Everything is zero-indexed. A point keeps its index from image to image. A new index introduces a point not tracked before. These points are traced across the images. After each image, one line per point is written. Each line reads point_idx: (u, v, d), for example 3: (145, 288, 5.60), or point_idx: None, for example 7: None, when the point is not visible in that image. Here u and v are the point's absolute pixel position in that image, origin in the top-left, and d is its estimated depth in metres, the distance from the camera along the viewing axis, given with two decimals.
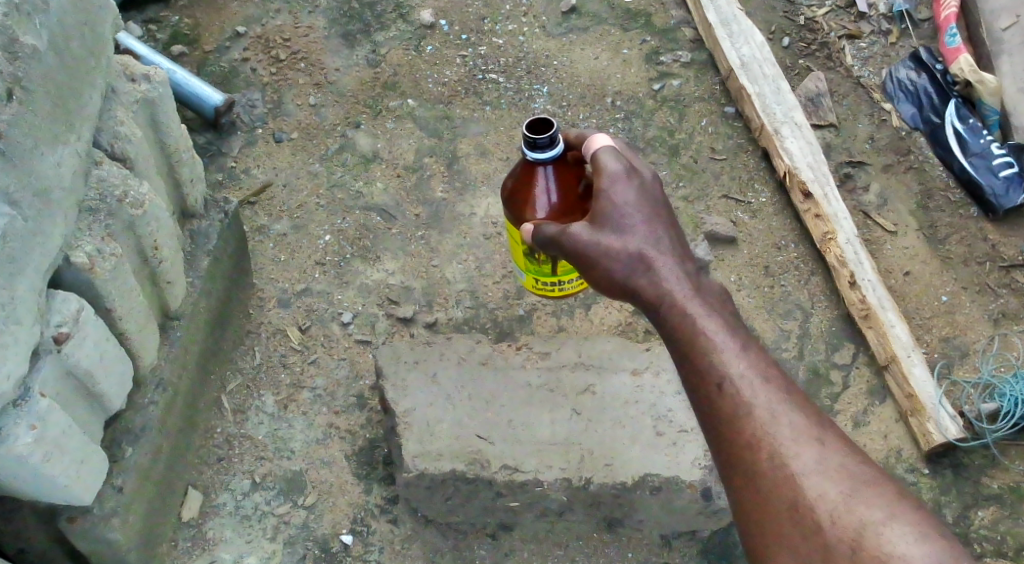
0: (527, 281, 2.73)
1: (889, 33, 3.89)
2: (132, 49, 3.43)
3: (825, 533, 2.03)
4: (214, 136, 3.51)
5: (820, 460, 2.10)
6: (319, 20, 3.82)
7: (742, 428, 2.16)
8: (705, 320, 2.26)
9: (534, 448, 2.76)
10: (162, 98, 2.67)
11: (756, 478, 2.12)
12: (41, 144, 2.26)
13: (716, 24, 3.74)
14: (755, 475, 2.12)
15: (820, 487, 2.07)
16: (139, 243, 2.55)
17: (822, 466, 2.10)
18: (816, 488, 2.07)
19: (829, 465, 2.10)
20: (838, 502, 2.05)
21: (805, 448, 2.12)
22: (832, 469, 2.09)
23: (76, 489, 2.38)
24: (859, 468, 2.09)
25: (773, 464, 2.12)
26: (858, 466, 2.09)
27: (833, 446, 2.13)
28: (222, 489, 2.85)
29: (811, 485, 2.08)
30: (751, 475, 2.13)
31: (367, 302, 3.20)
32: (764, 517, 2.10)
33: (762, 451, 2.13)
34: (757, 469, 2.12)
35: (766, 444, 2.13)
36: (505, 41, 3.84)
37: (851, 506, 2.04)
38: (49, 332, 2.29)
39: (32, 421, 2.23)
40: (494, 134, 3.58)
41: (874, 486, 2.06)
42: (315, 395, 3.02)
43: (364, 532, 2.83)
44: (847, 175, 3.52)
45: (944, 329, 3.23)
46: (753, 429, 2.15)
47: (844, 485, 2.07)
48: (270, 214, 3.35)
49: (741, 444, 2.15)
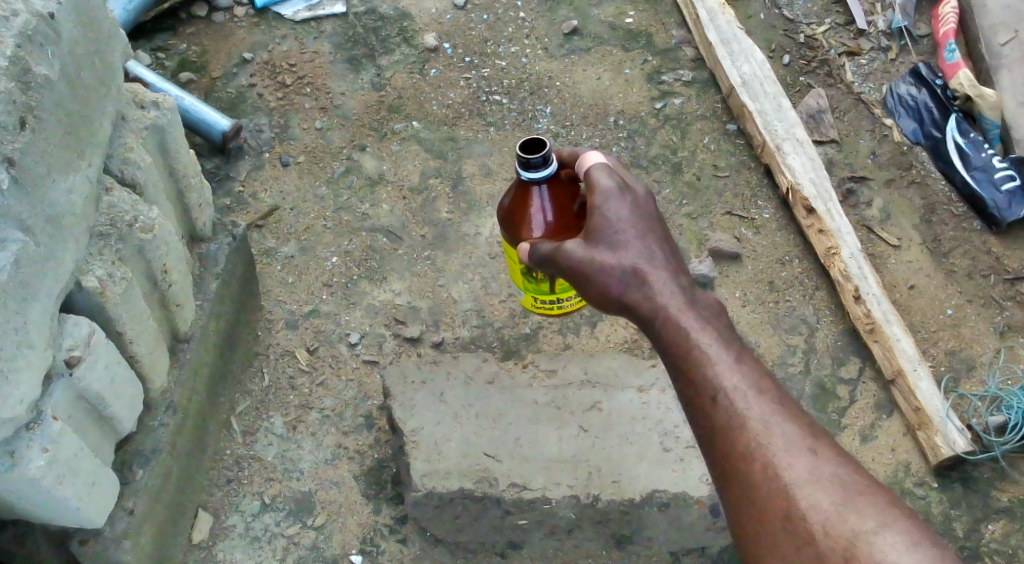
0: (529, 301, 2.74)
1: (888, 50, 3.92)
2: (141, 76, 3.48)
3: (818, 543, 2.04)
4: (221, 160, 3.54)
5: (812, 470, 2.12)
6: (324, 45, 3.87)
7: (736, 439, 2.17)
8: (699, 333, 2.27)
9: (542, 465, 2.77)
10: (171, 125, 2.70)
11: (750, 491, 2.14)
12: (53, 171, 2.29)
13: (716, 43, 3.78)
14: (749, 487, 2.14)
15: (813, 497, 2.09)
16: (148, 267, 2.57)
17: (814, 477, 2.11)
18: (809, 497, 2.09)
19: (821, 475, 2.11)
20: (831, 511, 2.06)
21: (798, 458, 2.13)
22: (824, 479, 2.10)
23: (87, 511, 2.40)
24: (851, 477, 2.10)
25: (766, 476, 2.13)
26: (850, 477, 2.11)
27: (825, 456, 2.14)
28: (232, 511, 2.87)
29: (804, 495, 2.09)
30: (746, 487, 2.14)
31: (374, 323, 3.22)
32: (758, 527, 2.11)
33: (756, 462, 2.15)
34: (751, 481, 2.14)
35: (759, 455, 2.15)
36: (507, 63, 3.87)
37: (844, 516, 2.05)
38: (61, 356, 2.31)
39: (44, 443, 2.25)
40: (499, 155, 3.61)
41: (865, 495, 2.08)
42: (324, 416, 3.04)
43: (373, 553, 2.84)
44: (850, 191, 3.54)
45: (950, 342, 3.24)
46: (747, 441, 2.16)
47: (836, 495, 2.08)
48: (278, 237, 3.38)
49: (734, 456, 2.17)
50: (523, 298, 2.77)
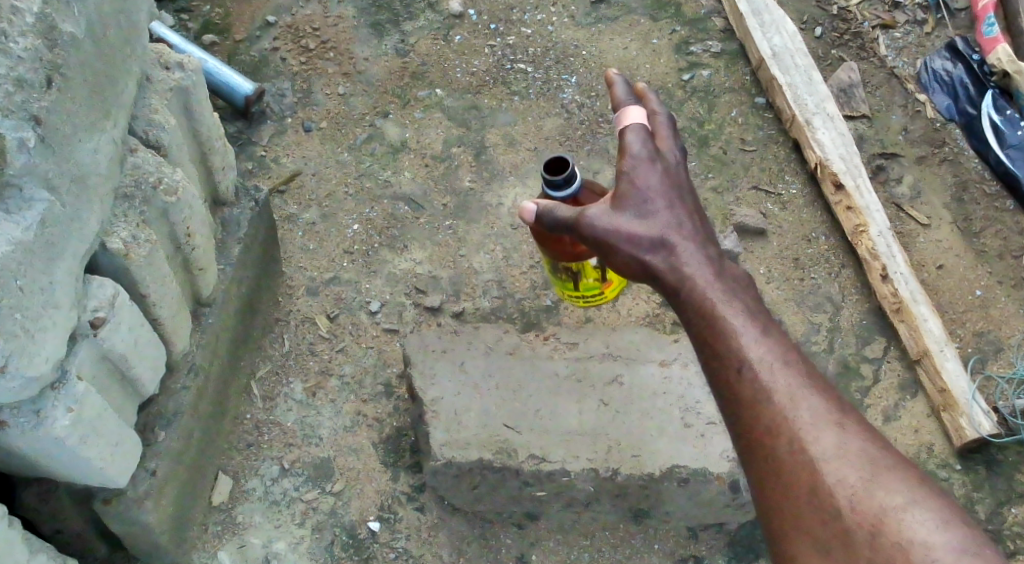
0: (552, 276, 2.73)
1: (924, 23, 3.85)
2: (165, 38, 3.45)
3: (844, 518, 2.02)
4: (244, 124, 3.52)
5: (839, 445, 2.08)
6: (348, 9, 3.81)
7: (761, 412, 2.14)
8: (725, 304, 2.25)
9: (561, 439, 2.75)
10: (195, 87, 2.66)
11: (774, 464, 2.10)
12: (79, 131, 2.25)
13: (747, 14, 3.71)
14: (774, 460, 2.11)
15: (840, 472, 2.06)
16: (172, 231, 2.55)
17: (841, 452, 2.08)
18: (836, 472, 2.06)
19: (849, 450, 2.08)
20: (859, 488, 2.03)
21: (825, 432, 2.10)
22: (852, 454, 2.07)
23: (110, 471, 2.38)
24: (879, 453, 2.08)
25: (792, 450, 2.10)
26: (879, 452, 2.08)
27: (853, 431, 2.11)
28: (252, 474, 2.86)
29: (832, 470, 2.06)
30: (770, 460, 2.11)
31: (394, 291, 3.20)
32: (781, 501, 2.08)
33: (781, 435, 2.12)
34: (776, 454, 2.11)
35: (785, 428, 2.12)
36: (533, 31, 3.82)
37: (871, 492, 2.02)
38: (86, 316, 2.28)
39: (70, 404, 2.23)
40: (523, 125, 3.58)
41: (895, 471, 2.05)
42: (343, 383, 3.02)
43: (391, 520, 2.84)
44: (879, 167, 3.49)
45: (978, 323, 3.21)
46: (772, 414, 2.14)
47: (864, 471, 2.05)
48: (299, 203, 3.35)
49: (759, 429, 2.14)
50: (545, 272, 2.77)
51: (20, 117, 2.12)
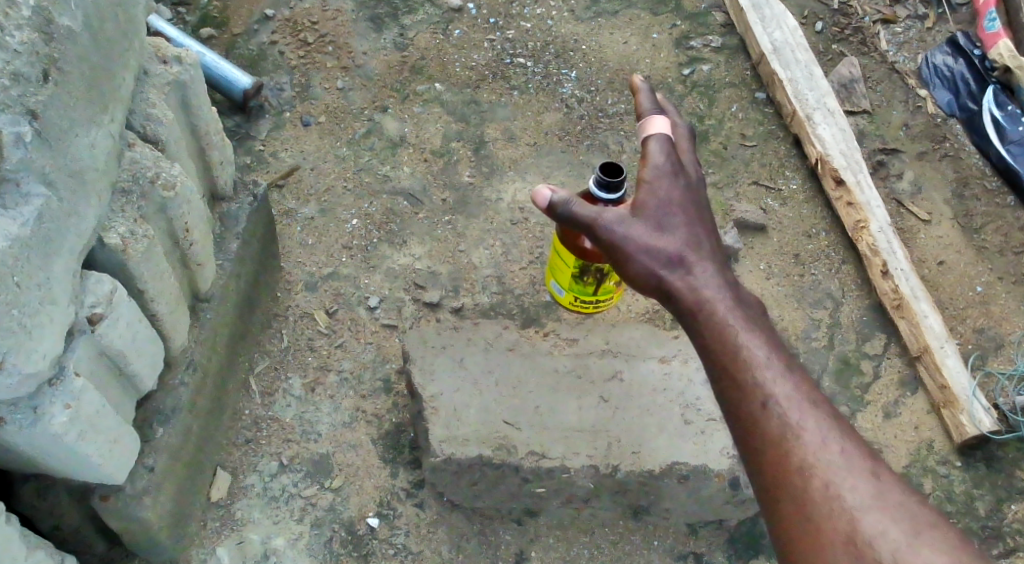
0: (571, 296, 2.85)
1: (925, 18, 3.84)
2: (163, 31, 3.43)
3: None
4: (242, 119, 3.50)
5: (876, 496, 2.05)
6: (346, 2, 3.79)
7: (789, 453, 2.11)
8: (748, 335, 2.26)
9: (561, 435, 2.74)
10: (193, 81, 2.65)
11: (807, 508, 2.06)
12: (76, 125, 2.24)
13: (747, 8, 3.70)
14: (804, 504, 2.07)
15: (881, 524, 2.01)
16: (169, 226, 2.53)
17: (879, 502, 2.04)
18: (876, 523, 2.01)
19: (887, 500, 2.04)
20: (902, 542, 1.99)
21: (859, 480, 2.07)
22: (890, 505, 2.04)
23: (109, 468, 2.37)
24: (918, 507, 2.04)
25: (826, 496, 2.06)
26: (918, 506, 2.04)
27: (888, 481, 2.08)
28: (250, 470, 2.85)
29: (870, 519, 2.02)
30: (800, 503, 2.07)
31: (393, 287, 3.19)
32: (813, 549, 2.03)
33: (814, 478, 2.08)
34: (807, 498, 2.07)
35: (818, 471, 2.09)
36: (532, 26, 3.80)
37: (915, 546, 1.98)
38: (83, 312, 2.27)
39: (67, 400, 2.22)
40: (522, 120, 3.56)
41: (934, 525, 2.01)
42: (342, 378, 3.01)
43: (390, 516, 2.83)
44: (880, 162, 3.48)
45: (979, 320, 3.20)
46: (802, 455, 2.10)
47: (904, 523, 2.01)
48: (298, 197, 3.34)
49: (789, 470, 2.10)
50: (561, 295, 2.88)
51: (16, 110, 2.10)
